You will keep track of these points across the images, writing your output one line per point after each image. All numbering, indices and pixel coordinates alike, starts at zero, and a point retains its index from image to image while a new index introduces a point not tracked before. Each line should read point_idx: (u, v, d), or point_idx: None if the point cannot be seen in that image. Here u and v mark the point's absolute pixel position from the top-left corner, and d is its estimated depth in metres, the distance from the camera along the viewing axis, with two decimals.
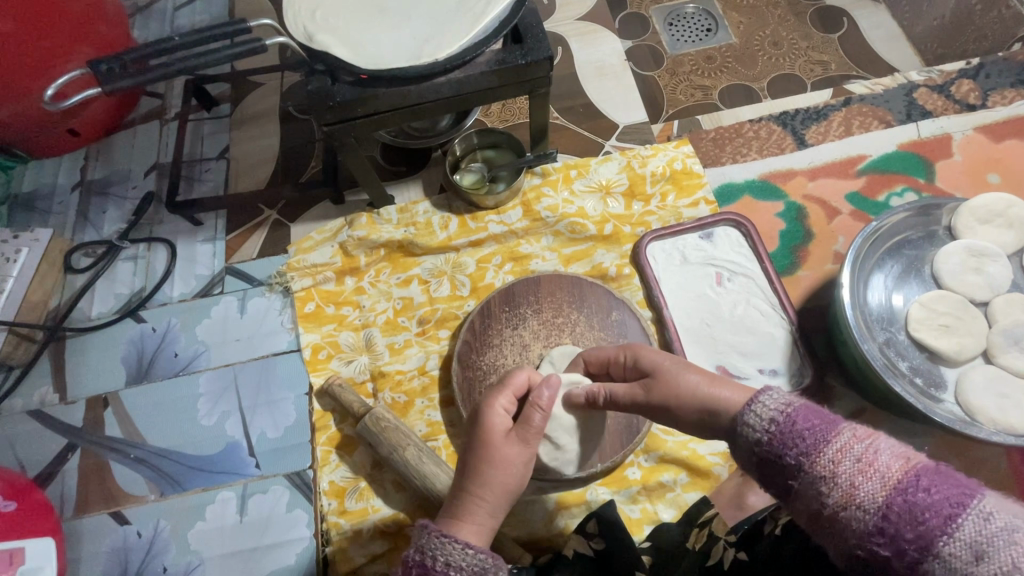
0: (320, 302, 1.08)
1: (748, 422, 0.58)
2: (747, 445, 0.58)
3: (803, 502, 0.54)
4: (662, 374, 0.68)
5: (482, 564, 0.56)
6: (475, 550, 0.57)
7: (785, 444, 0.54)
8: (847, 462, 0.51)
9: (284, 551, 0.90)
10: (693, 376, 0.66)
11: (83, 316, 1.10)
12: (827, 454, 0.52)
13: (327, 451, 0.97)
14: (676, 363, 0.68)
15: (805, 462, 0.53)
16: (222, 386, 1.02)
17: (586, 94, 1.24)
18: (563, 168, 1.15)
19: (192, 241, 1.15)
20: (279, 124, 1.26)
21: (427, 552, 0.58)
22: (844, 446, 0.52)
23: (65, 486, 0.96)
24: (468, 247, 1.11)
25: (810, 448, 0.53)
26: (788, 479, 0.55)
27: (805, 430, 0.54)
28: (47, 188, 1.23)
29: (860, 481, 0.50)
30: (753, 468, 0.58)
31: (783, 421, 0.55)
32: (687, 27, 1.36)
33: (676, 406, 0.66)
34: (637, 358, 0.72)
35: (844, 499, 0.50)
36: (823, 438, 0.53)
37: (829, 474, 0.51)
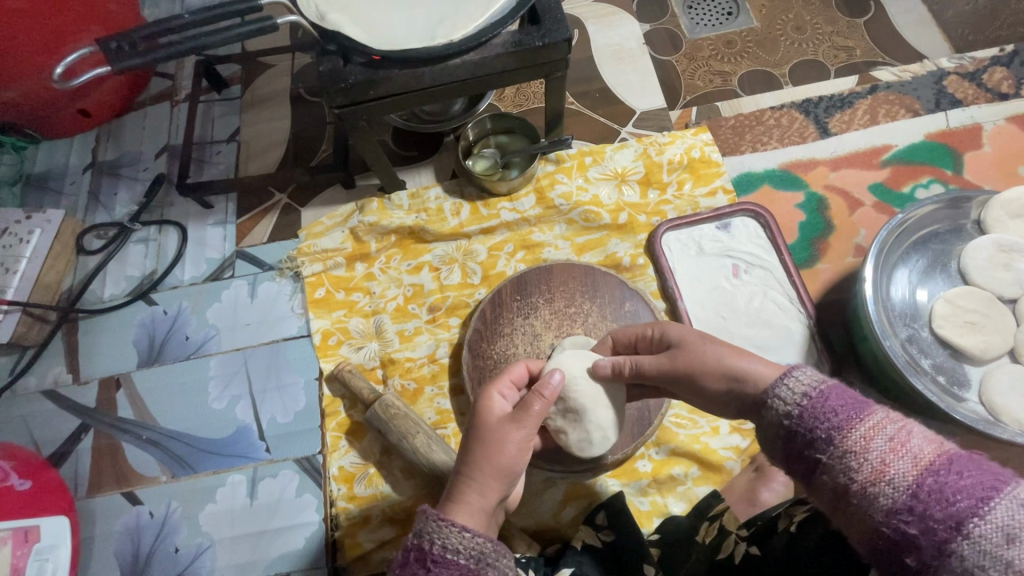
0: (330, 288, 1.07)
1: (778, 396, 0.57)
2: (776, 418, 0.57)
3: (829, 478, 0.52)
4: (689, 351, 0.67)
5: (482, 548, 0.57)
6: (473, 535, 0.57)
7: (816, 419, 0.53)
8: (880, 440, 0.50)
9: (292, 536, 0.91)
10: (719, 350, 0.65)
11: (95, 298, 1.10)
12: (859, 430, 0.51)
13: (336, 437, 0.97)
14: (702, 345, 0.67)
15: (835, 436, 0.52)
16: (232, 371, 1.02)
17: (602, 78, 1.21)
18: (578, 155, 1.12)
19: (203, 224, 1.15)
20: (289, 107, 1.24)
21: (424, 536, 0.57)
22: (877, 424, 0.51)
23: (78, 466, 0.97)
24: (479, 235, 1.09)
25: (842, 423, 0.52)
26: (814, 453, 0.53)
27: (838, 406, 0.53)
28: (59, 170, 1.23)
29: (891, 459, 0.49)
30: (779, 446, 0.57)
31: (816, 397, 0.54)
32: (706, 10, 1.32)
33: (701, 376, 0.65)
34: (664, 332, 0.71)
35: (873, 475, 0.49)
36: (856, 415, 0.52)
37: (861, 449, 0.50)
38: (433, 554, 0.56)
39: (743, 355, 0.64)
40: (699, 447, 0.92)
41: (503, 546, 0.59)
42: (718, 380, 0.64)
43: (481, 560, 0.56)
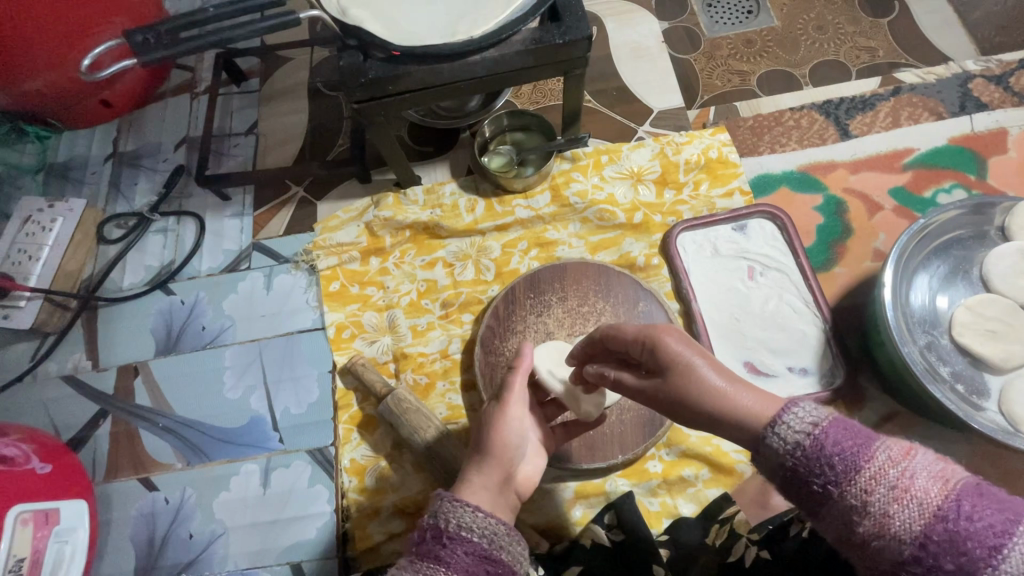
0: (345, 282, 1.08)
1: (772, 445, 0.53)
2: (772, 467, 0.54)
3: (833, 526, 0.51)
4: (682, 377, 0.60)
5: (495, 529, 0.57)
6: (488, 515, 0.57)
7: (813, 471, 0.50)
8: (880, 491, 0.48)
9: (303, 526, 0.92)
10: (715, 380, 0.59)
11: (114, 286, 1.12)
12: (858, 482, 0.48)
13: (348, 429, 0.97)
14: (697, 370, 0.60)
15: (835, 489, 0.49)
16: (248, 361, 1.03)
17: (620, 76, 1.20)
18: (594, 154, 1.12)
19: (220, 215, 1.16)
20: (307, 100, 1.25)
21: (440, 515, 0.57)
22: (878, 472, 0.48)
23: (97, 450, 0.99)
24: (494, 231, 1.09)
25: (841, 474, 0.49)
26: (816, 503, 0.51)
27: (835, 455, 0.50)
28: (81, 159, 1.25)
29: (895, 510, 0.47)
30: (779, 492, 0.55)
31: (811, 445, 0.51)
32: (726, 7, 1.31)
33: (688, 406, 0.60)
34: (656, 349, 0.62)
35: (877, 528, 0.47)
36: (853, 463, 0.49)
37: (861, 503, 0.48)
38: (450, 531, 0.56)
39: (734, 385, 0.59)
40: (710, 450, 0.92)
41: (516, 532, 0.59)
42: (702, 408, 0.59)
43: (494, 541, 0.56)
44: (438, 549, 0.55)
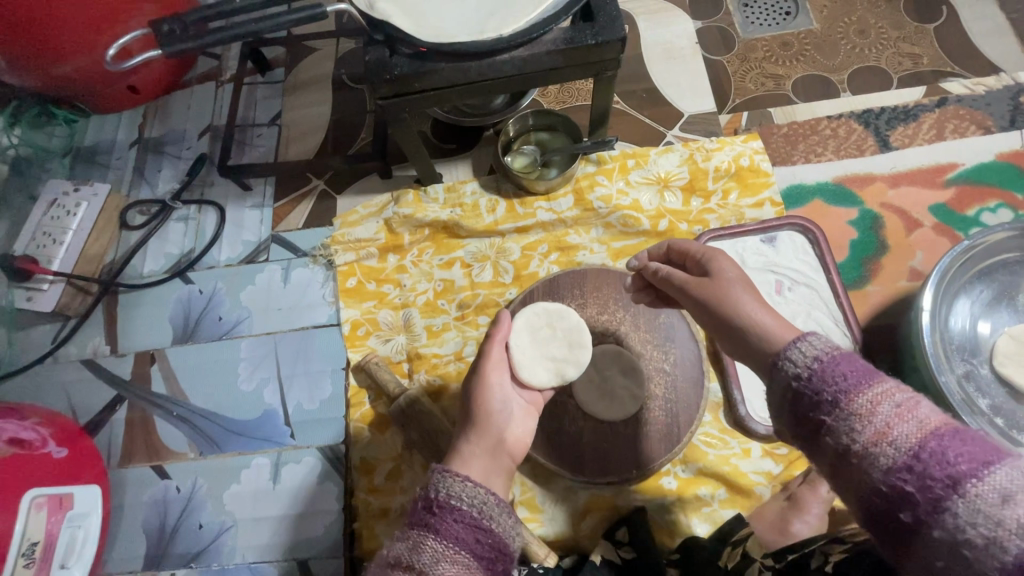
0: (362, 278, 1.07)
1: (788, 358, 0.53)
2: (784, 381, 0.53)
3: (830, 440, 0.49)
4: (720, 282, 0.65)
5: (486, 499, 0.58)
6: (476, 485, 0.59)
7: (824, 381, 0.50)
8: (886, 405, 0.47)
9: (311, 522, 0.92)
10: (745, 295, 0.63)
11: (135, 273, 1.13)
12: (867, 393, 0.48)
13: (360, 427, 0.97)
14: (736, 282, 0.64)
15: (841, 398, 0.48)
16: (263, 354, 1.03)
17: (651, 77, 1.16)
18: (621, 157, 1.08)
19: (241, 205, 1.16)
20: (331, 92, 1.24)
21: (431, 486, 0.60)
22: (886, 390, 0.47)
23: (112, 435, 1.00)
24: (514, 233, 1.07)
25: (850, 385, 0.49)
26: (818, 415, 0.50)
27: (848, 371, 0.49)
28: (107, 144, 1.26)
29: (896, 422, 0.46)
30: (785, 412, 0.53)
31: (827, 360, 0.51)
32: (764, 7, 1.25)
33: (713, 306, 0.64)
34: (709, 258, 0.68)
35: (874, 436, 0.46)
36: (865, 379, 0.49)
37: (865, 413, 0.47)
38: (438, 500, 0.58)
39: (766, 309, 0.61)
40: (729, 469, 0.89)
41: (508, 504, 0.60)
42: (727, 309, 0.63)
43: (485, 511, 0.58)
44: (428, 517, 0.57)
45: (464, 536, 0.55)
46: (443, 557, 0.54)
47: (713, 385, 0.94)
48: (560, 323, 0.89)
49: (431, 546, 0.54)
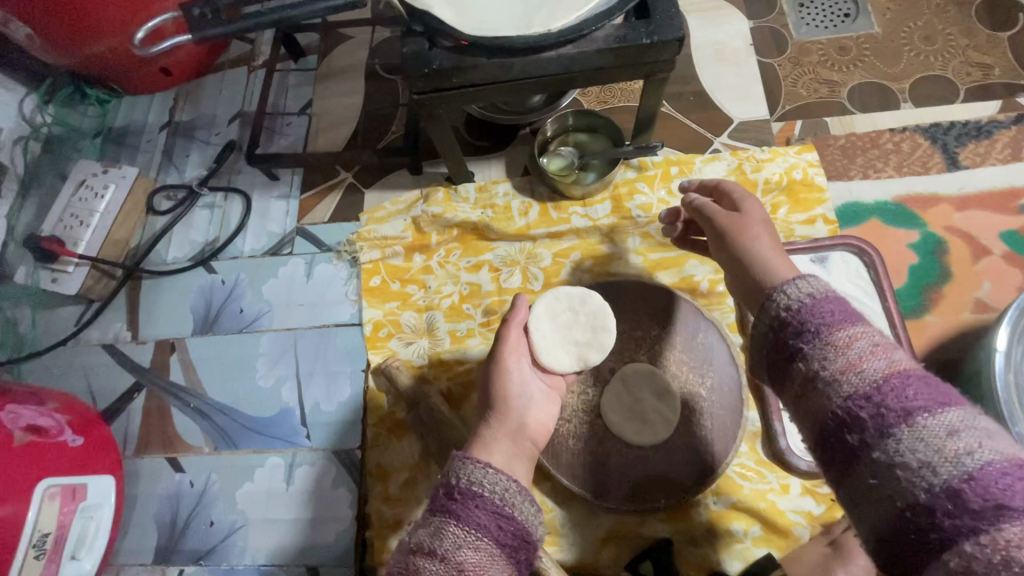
0: (386, 277, 1.03)
1: (782, 291, 0.53)
2: (772, 311, 0.54)
3: (802, 366, 0.50)
4: (747, 221, 0.66)
5: (508, 486, 0.56)
6: (498, 472, 0.57)
7: (811, 314, 0.50)
8: (862, 343, 0.48)
9: (324, 529, 0.89)
10: (765, 238, 0.64)
11: (159, 259, 1.11)
12: (850, 329, 0.49)
13: (377, 433, 0.94)
14: (762, 226, 0.66)
15: (825, 329, 0.49)
16: (282, 349, 1.00)
17: (699, 79, 1.09)
18: (663, 164, 1.02)
19: (268, 195, 1.13)
20: (363, 82, 1.20)
21: (451, 473, 0.58)
22: (864, 332, 0.49)
23: (129, 423, 0.99)
24: (546, 238, 1.02)
25: (834, 321, 0.49)
26: (797, 343, 0.50)
27: (835, 309, 0.50)
28: (138, 126, 1.25)
29: (868, 358, 0.47)
30: (765, 339, 0.54)
31: (819, 297, 0.51)
32: (821, 8, 1.17)
33: (732, 241, 0.66)
34: (744, 198, 0.68)
35: (844, 366, 0.47)
36: (849, 318, 0.50)
37: (841, 345, 0.48)
38: (459, 487, 0.56)
39: (780, 252, 0.63)
40: (764, 505, 0.84)
41: (531, 492, 0.58)
42: (745, 245, 0.64)
43: (508, 499, 0.55)
44: (449, 504, 0.55)
45: (487, 523, 0.53)
46: (465, 544, 0.51)
47: (750, 414, 0.89)
48: (583, 307, 0.84)
49: (452, 532, 0.52)
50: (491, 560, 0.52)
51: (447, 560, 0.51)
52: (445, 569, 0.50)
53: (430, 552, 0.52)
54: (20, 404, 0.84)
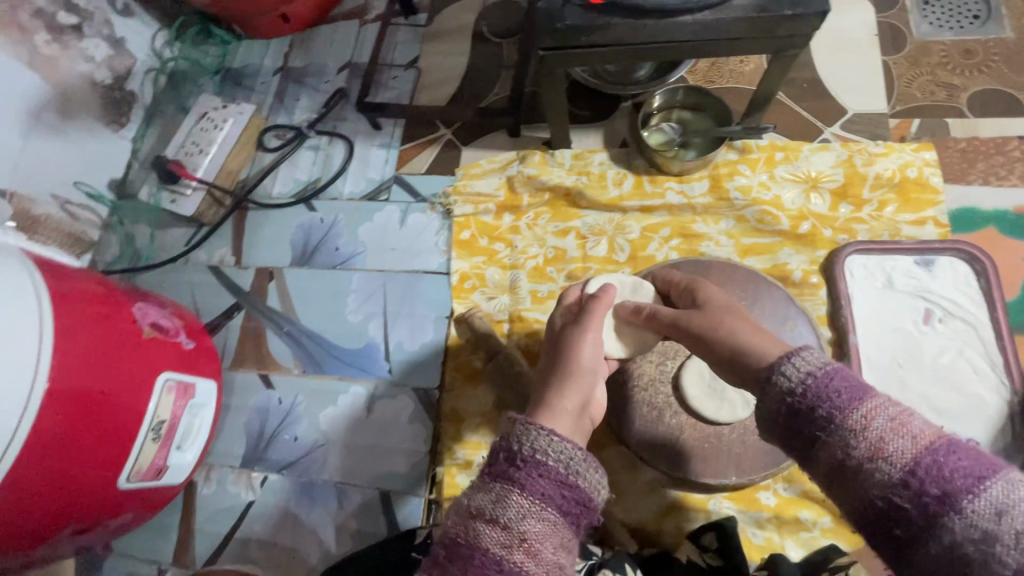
0: (476, 232, 1.07)
1: (783, 373, 0.54)
2: (778, 394, 0.54)
3: (826, 454, 0.50)
4: (711, 312, 0.69)
5: (572, 455, 0.55)
6: (563, 441, 0.55)
7: (820, 397, 0.51)
8: (880, 420, 0.49)
9: (398, 459, 0.94)
10: (736, 324, 0.66)
11: (265, 193, 1.18)
12: (861, 409, 0.49)
13: (454, 377, 0.98)
14: (724, 309, 0.69)
15: (837, 415, 0.50)
16: (372, 289, 1.06)
17: (814, 67, 1.06)
18: (768, 148, 1.01)
19: (370, 143, 1.18)
20: (469, 44, 1.23)
21: (513, 439, 0.56)
22: (878, 405, 0.50)
23: (227, 339, 1.07)
24: (637, 212, 1.03)
25: (846, 401, 0.50)
26: (814, 429, 0.51)
27: (842, 386, 0.51)
28: (254, 68, 1.33)
29: (890, 437, 0.48)
30: (778, 427, 0.54)
31: (821, 376, 0.52)
32: (946, 7, 1.10)
33: (710, 338, 0.66)
34: (695, 289, 0.75)
35: (871, 451, 0.48)
36: (859, 394, 0.51)
37: (861, 428, 0.49)
38: (523, 455, 0.54)
39: (755, 333, 0.64)
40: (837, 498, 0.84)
41: (592, 458, 0.56)
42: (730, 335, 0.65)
43: (572, 467, 0.54)
44: (511, 471, 0.54)
45: (552, 493, 0.52)
46: (530, 514, 0.51)
47: None
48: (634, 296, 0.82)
49: (516, 501, 0.52)
50: (555, 528, 0.52)
51: (510, 530, 0.51)
52: (509, 539, 0.50)
53: (492, 520, 0.51)
54: (142, 301, 0.91)
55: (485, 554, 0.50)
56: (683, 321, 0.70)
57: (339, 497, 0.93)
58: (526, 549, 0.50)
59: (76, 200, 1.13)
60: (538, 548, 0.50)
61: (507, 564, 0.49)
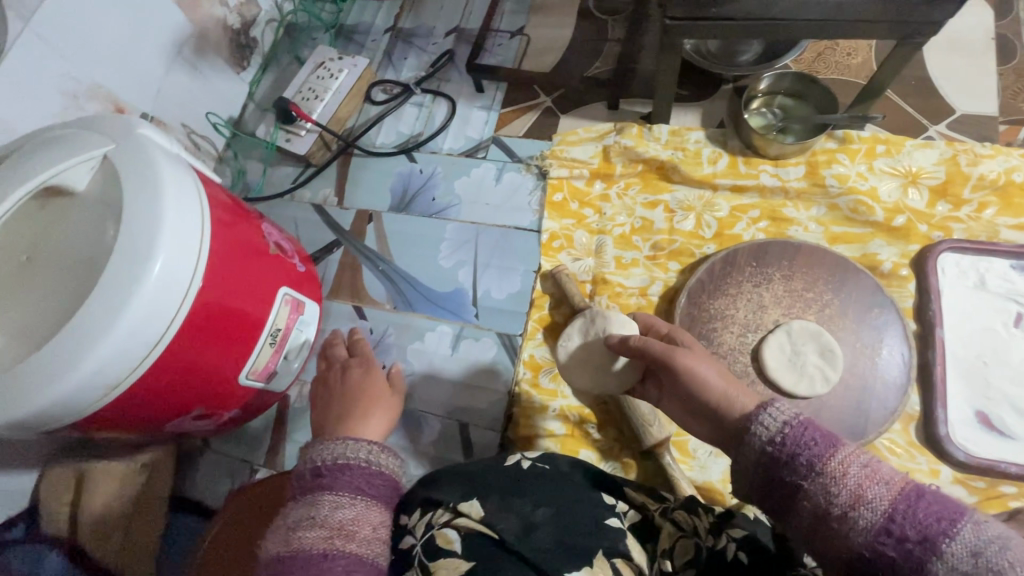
0: (567, 195, 1.12)
1: (760, 424, 0.54)
2: (759, 446, 0.54)
3: (808, 504, 0.50)
4: (694, 354, 0.68)
5: (365, 449, 0.69)
6: (354, 447, 0.69)
7: (799, 445, 0.51)
8: (854, 467, 0.48)
9: (478, 396, 1.01)
10: (713, 373, 0.64)
11: (369, 142, 1.26)
12: (839, 455, 0.49)
13: (536, 327, 1.04)
14: (706, 357, 0.68)
15: (817, 462, 0.49)
16: (465, 239, 1.12)
17: (925, 65, 1.07)
18: (870, 140, 1.03)
19: (471, 104, 1.25)
20: (574, 18, 1.28)
21: (315, 456, 0.68)
22: (853, 452, 0.49)
23: (327, 271, 1.15)
24: (728, 191, 1.06)
25: (822, 450, 0.50)
26: (794, 478, 0.51)
27: (818, 435, 0.51)
28: (366, 26, 1.40)
29: (867, 484, 0.47)
30: (759, 479, 0.54)
31: (796, 425, 0.52)
32: None
33: (698, 382, 0.64)
34: (674, 335, 0.77)
35: (851, 499, 0.47)
36: (832, 442, 0.50)
37: (839, 475, 0.48)
38: (325, 468, 0.66)
39: (730, 383, 0.63)
40: None
41: (382, 448, 0.71)
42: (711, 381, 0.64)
43: (365, 458, 0.68)
44: (316, 486, 0.65)
45: (355, 483, 0.65)
46: (342, 504, 0.63)
47: (911, 397, 0.89)
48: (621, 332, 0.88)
49: (328, 499, 0.63)
50: (365, 509, 0.64)
51: (327, 524, 0.61)
52: (328, 533, 0.60)
53: (309, 526, 0.61)
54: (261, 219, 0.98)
55: (310, 553, 0.59)
56: (670, 356, 0.68)
57: (420, 424, 1.00)
58: (345, 531, 0.60)
59: (200, 131, 1.21)
60: (355, 526, 0.61)
61: (332, 549, 0.59)
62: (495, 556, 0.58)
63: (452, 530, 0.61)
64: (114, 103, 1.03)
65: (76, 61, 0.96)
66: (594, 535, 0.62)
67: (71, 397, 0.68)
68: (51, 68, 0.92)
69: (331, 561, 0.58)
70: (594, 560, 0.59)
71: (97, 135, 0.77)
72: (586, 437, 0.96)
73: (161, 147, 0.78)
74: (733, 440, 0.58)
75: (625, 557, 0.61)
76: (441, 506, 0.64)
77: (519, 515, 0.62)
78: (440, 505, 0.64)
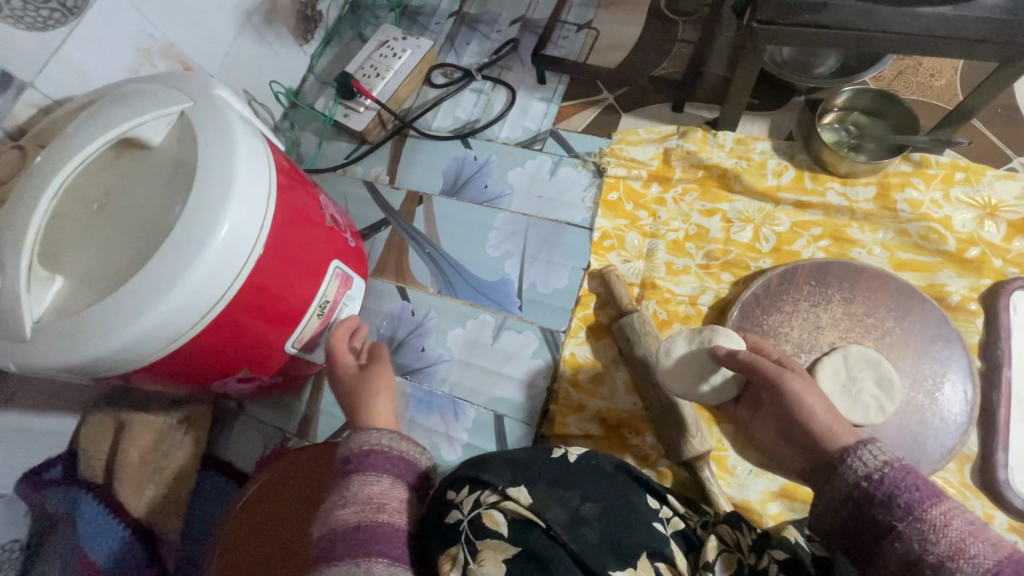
0: (623, 195, 1.10)
1: (857, 459, 0.59)
2: (852, 479, 0.59)
3: (900, 545, 0.54)
4: (802, 382, 0.70)
5: (393, 437, 0.69)
6: (381, 430, 0.70)
7: (898, 487, 0.55)
8: (958, 522, 0.52)
9: (516, 388, 1.00)
10: (816, 405, 0.68)
11: (425, 125, 1.26)
12: (940, 506, 0.53)
13: (579, 326, 1.02)
14: (808, 387, 0.70)
15: (915, 508, 0.54)
16: (515, 229, 1.11)
17: (1011, 94, 1.04)
18: (948, 166, 1.00)
19: (531, 95, 1.23)
20: (644, 16, 1.25)
21: (344, 445, 0.69)
22: (957, 508, 0.53)
23: (372, 248, 1.15)
24: (791, 205, 1.03)
25: (923, 497, 0.54)
26: (888, 518, 0.55)
27: (917, 483, 0.55)
28: (431, 8, 1.39)
29: (971, 541, 0.51)
30: (847, 512, 0.59)
31: (896, 468, 0.57)
32: None
33: (802, 413, 0.68)
34: (782, 359, 0.76)
35: (950, 550, 0.51)
36: (935, 494, 0.54)
37: (939, 525, 0.52)
38: (354, 448, 0.68)
39: (832, 414, 0.67)
40: None
41: (411, 437, 0.71)
42: (814, 413, 0.67)
43: (393, 444, 0.69)
44: (347, 470, 0.66)
45: (382, 465, 0.66)
46: (369, 484, 0.64)
47: (968, 437, 0.86)
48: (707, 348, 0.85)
49: (357, 478, 0.64)
50: (393, 490, 0.65)
51: (359, 501, 0.63)
52: (360, 507, 0.62)
53: (342, 504, 0.63)
54: (318, 190, 0.97)
55: (345, 526, 0.61)
56: (782, 380, 0.70)
57: (454, 410, 1.00)
58: (375, 506, 0.62)
59: (260, 99, 1.22)
60: (386, 502, 0.63)
61: (365, 522, 0.61)
62: (544, 546, 0.58)
63: (499, 513, 0.60)
64: (184, 63, 1.04)
65: (153, 17, 0.96)
66: (641, 536, 0.62)
67: (131, 347, 0.69)
68: (131, 22, 0.93)
69: (365, 534, 0.60)
70: (638, 563, 0.59)
71: (173, 92, 0.78)
72: (622, 441, 0.94)
73: (236, 110, 0.78)
74: (820, 470, 0.63)
75: (668, 561, 0.61)
76: (489, 487, 0.63)
77: (567, 508, 0.62)
78: (488, 486, 0.63)
